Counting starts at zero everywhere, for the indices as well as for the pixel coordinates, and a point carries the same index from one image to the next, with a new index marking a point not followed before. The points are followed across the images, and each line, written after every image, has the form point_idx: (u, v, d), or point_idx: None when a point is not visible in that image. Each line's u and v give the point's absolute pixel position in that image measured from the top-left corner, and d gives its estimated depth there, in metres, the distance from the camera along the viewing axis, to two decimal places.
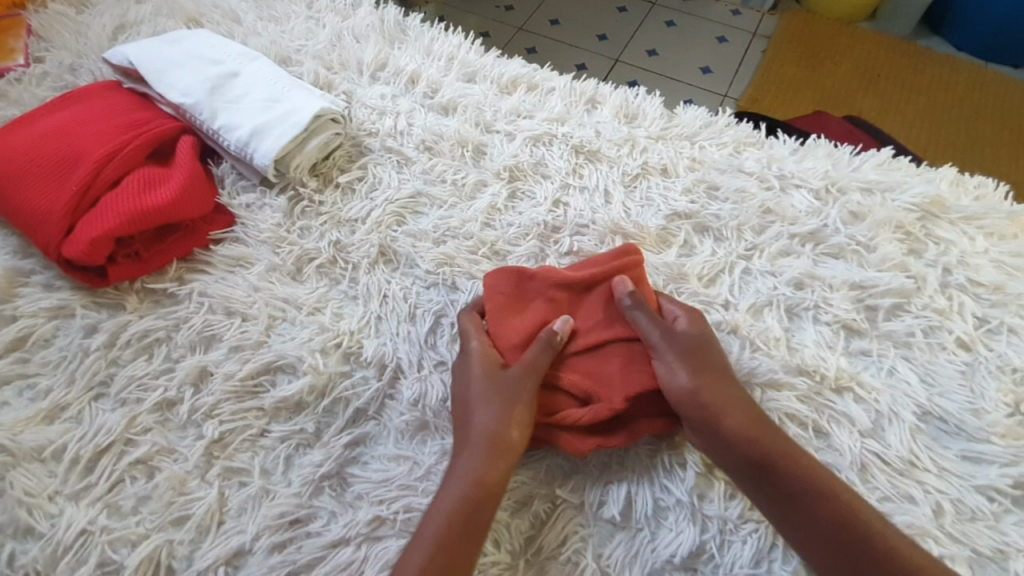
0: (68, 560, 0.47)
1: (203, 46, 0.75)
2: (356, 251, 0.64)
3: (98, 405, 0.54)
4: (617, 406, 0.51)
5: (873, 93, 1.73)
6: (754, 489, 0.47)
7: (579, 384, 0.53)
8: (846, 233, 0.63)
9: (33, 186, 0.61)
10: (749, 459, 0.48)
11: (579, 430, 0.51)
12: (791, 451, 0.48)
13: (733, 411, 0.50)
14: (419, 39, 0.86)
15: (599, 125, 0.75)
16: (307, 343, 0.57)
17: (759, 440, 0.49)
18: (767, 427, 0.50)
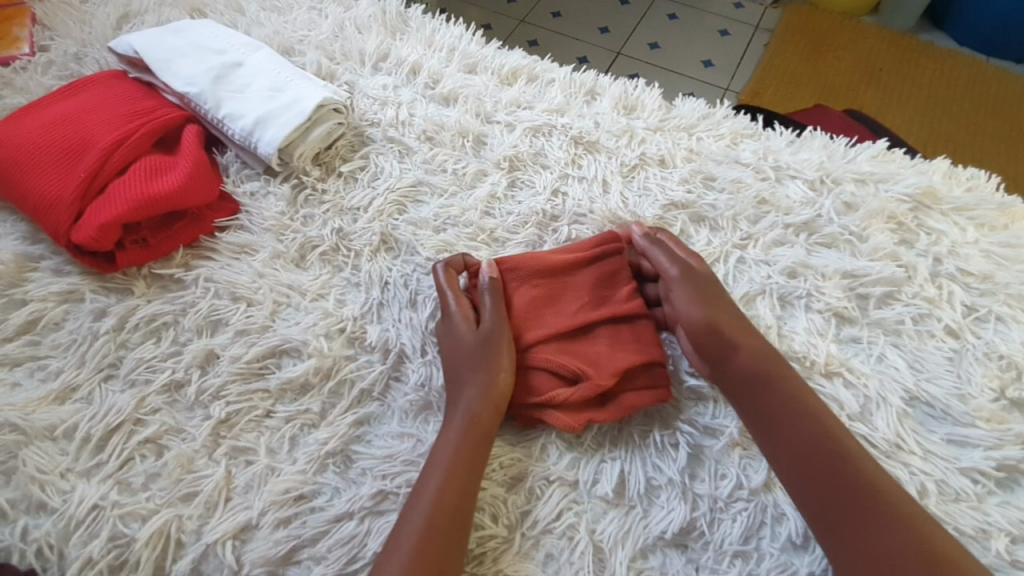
0: (80, 534, 0.48)
1: (207, 35, 0.76)
2: (359, 239, 0.65)
3: (108, 386, 0.55)
4: (603, 383, 0.53)
5: (874, 86, 1.73)
6: (744, 400, 0.52)
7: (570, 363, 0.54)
8: (839, 223, 0.64)
9: (42, 173, 0.62)
10: (742, 378, 0.53)
11: (568, 407, 0.53)
12: (786, 377, 0.53)
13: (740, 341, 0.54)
14: (420, 30, 0.87)
15: (598, 116, 0.76)
16: (311, 328, 0.58)
17: (756, 366, 0.53)
18: (771, 357, 0.54)
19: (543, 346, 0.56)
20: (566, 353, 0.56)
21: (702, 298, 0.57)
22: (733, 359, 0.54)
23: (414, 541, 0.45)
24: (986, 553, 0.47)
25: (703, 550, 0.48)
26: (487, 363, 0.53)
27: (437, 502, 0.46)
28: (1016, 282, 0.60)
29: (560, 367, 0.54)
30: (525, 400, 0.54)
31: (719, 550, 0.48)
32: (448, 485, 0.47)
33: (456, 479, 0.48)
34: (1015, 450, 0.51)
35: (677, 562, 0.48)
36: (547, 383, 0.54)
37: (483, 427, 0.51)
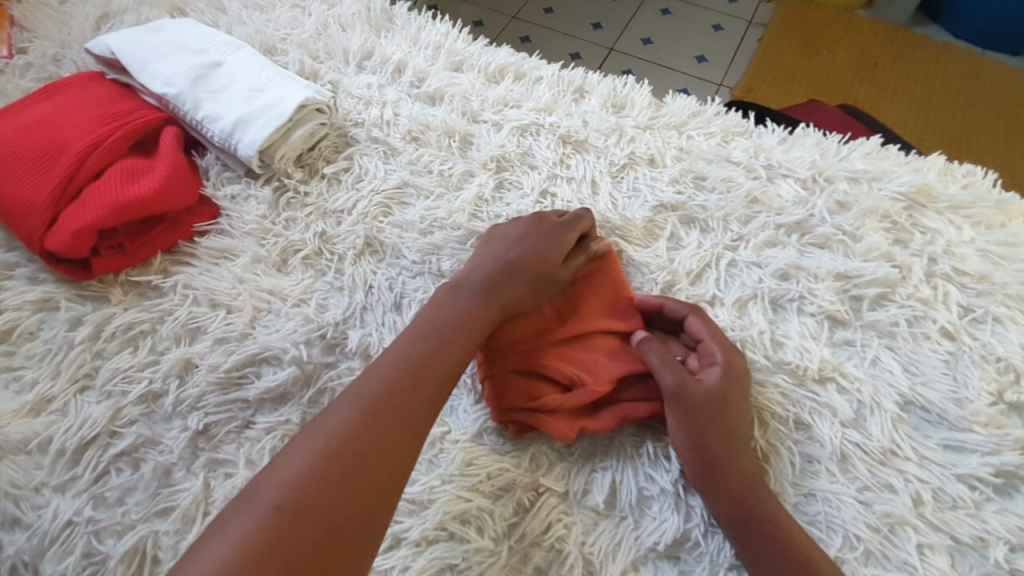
0: (54, 550, 0.47)
1: (186, 35, 0.74)
2: (342, 242, 0.64)
3: (84, 398, 0.54)
4: (598, 389, 0.52)
5: (870, 79, 1.72)
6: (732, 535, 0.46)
7: (564, 374, 0.53)
8: (832, 223, 0.63)
9: (15, 179, 0.61)
10: (730, 511, 0.47)
11: (562, 416, 0.52)
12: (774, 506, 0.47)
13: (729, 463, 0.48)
14: (406, 27, 0.85)
15: (587, 114, 0.75)
16: (291, 335, 0.57)
17: (744, 495, 0.47)
18: (757, 481, 0.48)
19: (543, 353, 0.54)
20: (562, 360, 0.54)
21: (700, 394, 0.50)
22: (713, 470, 0.48)
23: (304, 466, 0.41)
24: (982, 562, 0.46)
25: (696, 562, 0.47)
26: (453, 316, 0.52)
27: (346, 435, 0.43)
28: (1013, 282, 0.59)
29: (556, 376, 0.53)
30: (518, 404, 0.52)
31: (714, 561, 0.47)
32: (362, 425, 0.44)
33: (388, 410, 0.45)
34: (1013, 456, 0.50)
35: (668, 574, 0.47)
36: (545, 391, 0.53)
37: (426, 373, 0.48)
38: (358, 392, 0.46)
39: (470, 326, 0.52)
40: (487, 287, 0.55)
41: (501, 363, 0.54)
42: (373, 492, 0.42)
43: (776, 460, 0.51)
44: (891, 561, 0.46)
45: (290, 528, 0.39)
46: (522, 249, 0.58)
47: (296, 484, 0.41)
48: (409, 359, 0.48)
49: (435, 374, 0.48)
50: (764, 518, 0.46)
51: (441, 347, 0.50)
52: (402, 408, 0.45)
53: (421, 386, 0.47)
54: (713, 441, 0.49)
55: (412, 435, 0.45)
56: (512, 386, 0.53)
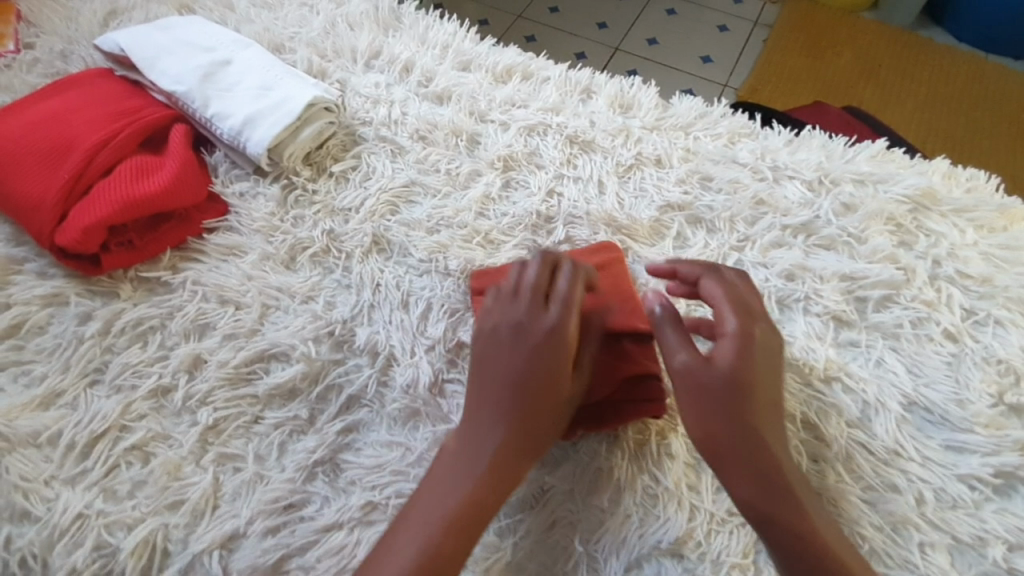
0: (64, 543, 0.48)
1: (195, 32, 0.75)
2: (350, 240, 0.64)
3: (93, 392, 0.54)
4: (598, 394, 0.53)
5: (874, 84, 1.75)
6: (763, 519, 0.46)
7: None
8: (837, 224, 0.63)
9: (26, 174, 0.61)
10: (759, 507, 0.45)
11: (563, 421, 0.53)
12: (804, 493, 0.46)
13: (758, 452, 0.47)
14: (414, 26, 0.86)
15: (594, 115, 0.75)
16: (299, 332, 0.57)
17: (771, 481, 0.46)
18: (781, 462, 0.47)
19: None
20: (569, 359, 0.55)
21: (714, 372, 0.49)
22: (735, 455, 0.46)
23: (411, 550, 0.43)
24: (981, 561, 0.47)
25: (699, 560, 0.48)
26: (521, 386, 0.49)
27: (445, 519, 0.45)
28: (1015, 285, 0.59)
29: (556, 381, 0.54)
30: None
31: (716, 560, 0.47)
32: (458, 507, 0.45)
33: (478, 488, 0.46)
34: (1013, 456, 0.50)
35: (672, 572, 0.48)
36: None
37: (509, 450, 0.47)
38: (448, 471, 0.47)
39: (543, 394, 0.49)
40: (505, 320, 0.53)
41: None
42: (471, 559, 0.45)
43: None
44: (893, 560, 0.47)
45: None
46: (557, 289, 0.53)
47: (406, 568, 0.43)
48: (488, 435, 0.48)
49: (514, 448, 0.48)
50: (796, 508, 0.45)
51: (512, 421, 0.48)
52: (491, 484, 0.46)
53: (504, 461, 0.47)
54: (733, 424, 0.47)
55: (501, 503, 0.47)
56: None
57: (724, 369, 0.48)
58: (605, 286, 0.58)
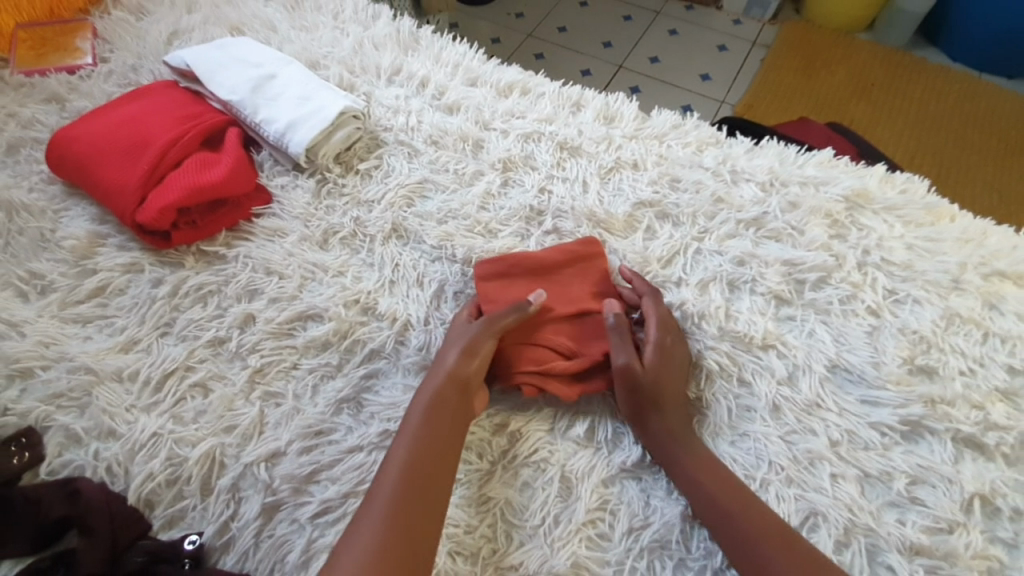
0: (142, 454, 0.60)
1: (246, 51, 0.88)
2: (373, 225, 0.77)
3: (164, 341, 0.67)
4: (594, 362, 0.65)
5: (864, 104, 1.90)
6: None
7: (564, 346, 0.66)
8: (783, 219, 0.74)
9: (111, 165, 0.74)
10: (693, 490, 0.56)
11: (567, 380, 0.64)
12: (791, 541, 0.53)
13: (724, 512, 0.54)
14: (429, 48, 0.99)
15: (582, 125, 0.87)
16: (331, 298, 0.70)
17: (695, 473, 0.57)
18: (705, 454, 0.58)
19: (546, 327, 0.67)
20: (560, 335, 0.67)
21: (675, 442, 0.59)
22: (673, 452, 0.58)
23: (397, 474, 0.54)
24: (888, 492, 0.57)
25: (655, 482, 0.59)
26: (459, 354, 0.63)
27: (414, 450, 0.56)
28: (933, 271, 0.70)
29: (556, 348, 0.66)
30: (527, 369, 0.64)
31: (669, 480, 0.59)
32: (423, 437, 0.57)
33: (435, 422, 0.58)
34: (918, 407, 0.61)
35: (631, 490, 0.59)
36: (547, 356, 0.65)
37: (451, 391, 0.60)
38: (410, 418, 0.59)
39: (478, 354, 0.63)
40: (512, 331, 0.67)
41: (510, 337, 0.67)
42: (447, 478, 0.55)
43: (719, 408, 0.63)
44: (810, 485, 0.57)
45: (404, 517, 0.52)
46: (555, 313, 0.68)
47: (399, 485, 0.54)
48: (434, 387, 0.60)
49: (456, 390, 0.60)
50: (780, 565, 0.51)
51: (458, 378, 0.61)
52: (445, 417, 0.58)
53: (449, 401, 0.59)
54: (674, 446, 0.58)
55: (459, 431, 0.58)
56: (523, 375, 0.64)
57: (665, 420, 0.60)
58: (594, 275, 0.71)
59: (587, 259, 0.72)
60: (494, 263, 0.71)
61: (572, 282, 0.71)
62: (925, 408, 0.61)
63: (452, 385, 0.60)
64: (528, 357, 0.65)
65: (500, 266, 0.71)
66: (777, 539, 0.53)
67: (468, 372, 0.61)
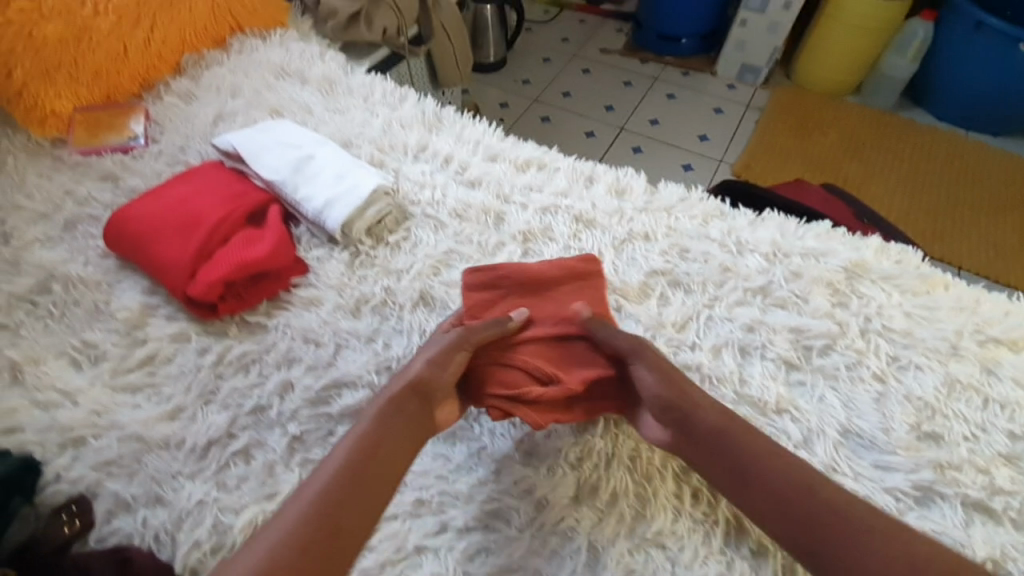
0: (188, 522, 0.62)
1: (287, 134, 0.97)
2: (402, 294, 0.82)
3: (208, 408, 0.71)
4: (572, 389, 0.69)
5: (857, 162, 2.06)
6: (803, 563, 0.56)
7: (542, 370, 0.70)
8: (788, 288, 0.80)
9: (164, 242, 0.81)
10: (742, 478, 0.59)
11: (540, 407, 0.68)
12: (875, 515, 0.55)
13: (794, 504, 0.56)
14: (452, 126, 1.08)
15: (595, 198, 0.94)
16: (365, 366, 0.74)
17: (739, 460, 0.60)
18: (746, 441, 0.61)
19: (526, 351, 0.73)
20: (537, 358, 0.72)
21: (728, 438, 0.61)
22: (710, 441, 0.62)
23: (334, 470, 0.57)
24: None
25: (680, 551, 0.61)
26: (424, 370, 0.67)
27: (357, 452, 0.58)
28: (931, 337, 0.74)
29: (534, 372, 0.70)
30: (501, 393, 0.69)
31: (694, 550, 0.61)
32: (367, 442, 0.59)
33: (385, 432, 0.61)
34: (928, 473, 0.64)
35: (657, 559, 0.60)
36: (523, 380, 0.70)
37: (406, 405, 0.64)
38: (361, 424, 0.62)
39: (443, 377, 0.67)
40: (483, 352, 0.73)
41: (487, 357, 0.72)
42: (386, 486, 0.57)
43: None
44: None
45: (331, 513, 0.53)
46: (535, 336, 0.74)
47: (332, 482, 0.56)
48: (394, 400, 0.64)
49: (413, 404, 0.64)
50: (861, 542, 0.53)
51: (426, 391, 0.66)
52: (394, 430, 0.61)
53: (406, 415, 0.63)
54: (708, 441, 0.62)
55: (406, 447, 0.61)
56: (494, 399, 0.69)
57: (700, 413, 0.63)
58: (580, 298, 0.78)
59: (572, 281, 0.79)
60: (483, 273, 0.78)
61: (559, 304, 0.78)
62: (936, 474, 0.64)
63: (408, 401, 0.64)
64: (506, 375, 0.70)
65: (489, 278, 0.78)
66: (836, 516, 0.55)
67: (434, 388, 0.66)
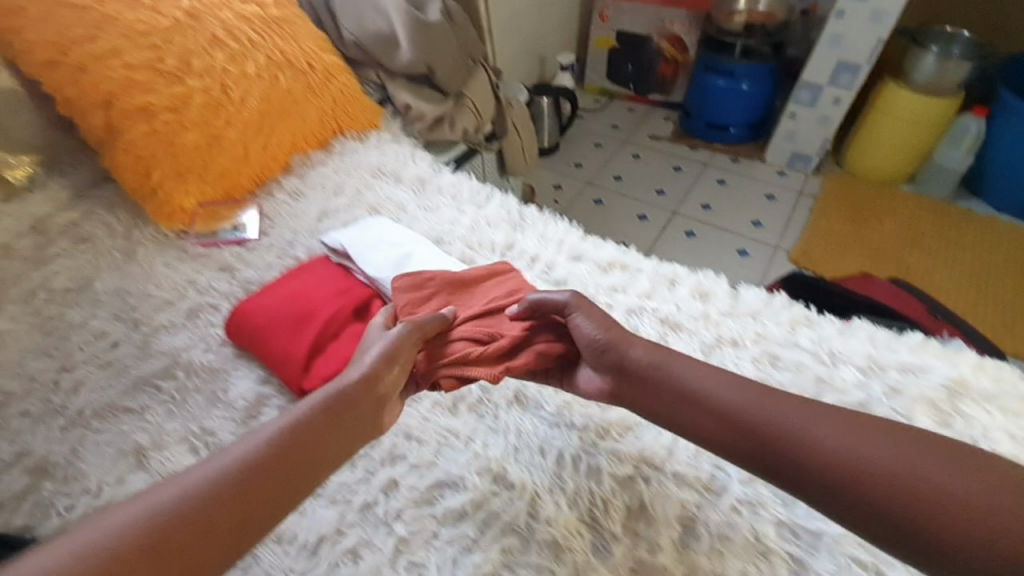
0: None
1: (387, 233, 1.05)
2: (497, 392, 0.85)
3: (316, 502, 0.74)
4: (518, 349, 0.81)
5: (918, 252, 2.04)
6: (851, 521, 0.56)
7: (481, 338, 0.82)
8: (887, 404, 0.79)
9: (281, 336, 0.87)
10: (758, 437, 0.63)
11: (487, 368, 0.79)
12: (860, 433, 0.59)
13: (793, 451, 0.60)
14: (536, 225, 1.15)
15: (679, 301, 0.97)
16: (467, 466, 0.76)
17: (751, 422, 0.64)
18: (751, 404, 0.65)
19: (463, 328, 0.85)
20: (467, 333, 0.84)
21: (752, 409, 0.64)
22: (717, 405, 0.66)
23: (266, 453, 0.60)
24: None
25: None
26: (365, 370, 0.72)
27: (292, 438, 0.62)
28: None
29: (473, 341, 0.82)
30: (442, 363, 0.80)
31: None
32: (307, 429, 0.63)
33: (310, 423, 0.64)
34: None
35: None
36: (465, 348, 0.82)
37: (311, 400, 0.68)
38: (318, 414, 0.65)
39: (378, 376, 0.73)
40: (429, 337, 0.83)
41: (434, 339, 0.83)
42: (311, 470, 0.62)
43: None
44: None
45: (240, 490, 0.57)
46: (475, 315, 0.86)
47: (270, 463, 0.59)
48: (341, 396, 0.68)
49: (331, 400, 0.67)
50: (899, 479, 0.55)
51: (374, 378, 0.72)
52: (334, 424, 0.66)
53: (328, 415, 0.66)
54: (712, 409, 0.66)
55: (345, 440, 0.66)
56: (443, 372, 0.79)
57: (697, 375, 0.70)
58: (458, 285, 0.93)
59: (494, 281, 0.95)
60: (403, 278, 0.92)
61: (459, 293, 0.92)
62: None
63: (356, 399, 0.69)
64: (450, 345, 0.82)
65: (415, 280, 0.91)
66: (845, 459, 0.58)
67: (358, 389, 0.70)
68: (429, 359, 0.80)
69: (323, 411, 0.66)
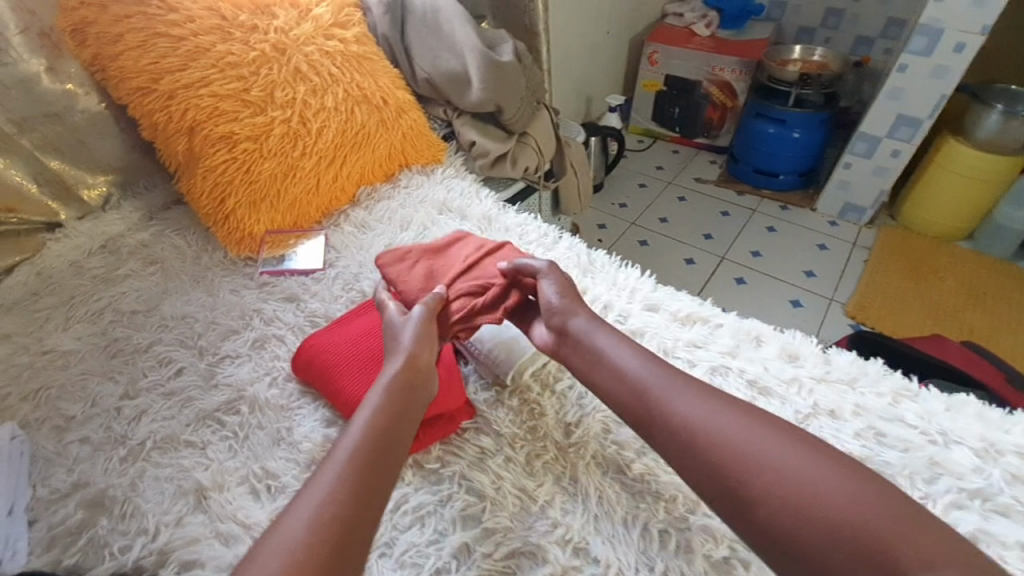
0: None
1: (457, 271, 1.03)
2: (575, 452, 0.80)
3: (382, 562, 0.68)
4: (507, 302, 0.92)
5: (983, 313, 1.94)
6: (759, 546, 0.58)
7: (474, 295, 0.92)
8: (1013, 495, 0.71)
9: (351, 374, 0.84)
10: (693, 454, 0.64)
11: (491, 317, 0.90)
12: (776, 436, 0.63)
13: (724, 470, 0.61)
14: (607, 271, 1.11)
15: (766, 362, 0.91)
16: (546, 535, 0.70)
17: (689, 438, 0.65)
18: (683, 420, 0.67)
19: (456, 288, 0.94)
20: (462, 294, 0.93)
21: (682, 422, 0.67)
22: (664, 421, 0.68)
23: (348, 463, 0.62)
24: None
25: None
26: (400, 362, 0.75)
27: (364, 445, 0.64)
28: None
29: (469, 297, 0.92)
30: (455, 322, 0.89)
31: None
32: (380, 431, 0.66)
33: (378, 423, 0.67)
34: None
35: None
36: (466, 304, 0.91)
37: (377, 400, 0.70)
38: (383, 415, 0.68)
39: (418, 360, 0.76)
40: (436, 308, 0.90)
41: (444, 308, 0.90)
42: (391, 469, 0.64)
43: None
44: None
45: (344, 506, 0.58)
46: (466, 277, 0.96)
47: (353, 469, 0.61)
48: (398, 394, 0.71)
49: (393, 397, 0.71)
50: (788, 511, 0.56)
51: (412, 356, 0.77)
52: (399, 422, 0.68)
53: (394, 411, 0.69)
54: (660, 421, 0.68)
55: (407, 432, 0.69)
56: (455, 328, 0.89)
57: (638, 372, 0.74)
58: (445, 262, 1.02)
59: (459, 244, 1.06)
60: (389, 259, 1.00)
61: (445, 262, 1.01)
62: None
63: (407, 391, 0.72)
64: (452, 305, 0.91)
65: (399, 258, 1.00)
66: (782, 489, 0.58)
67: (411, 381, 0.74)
68: (444, 322, 0.89)
69: (384, 410, 0.69)
